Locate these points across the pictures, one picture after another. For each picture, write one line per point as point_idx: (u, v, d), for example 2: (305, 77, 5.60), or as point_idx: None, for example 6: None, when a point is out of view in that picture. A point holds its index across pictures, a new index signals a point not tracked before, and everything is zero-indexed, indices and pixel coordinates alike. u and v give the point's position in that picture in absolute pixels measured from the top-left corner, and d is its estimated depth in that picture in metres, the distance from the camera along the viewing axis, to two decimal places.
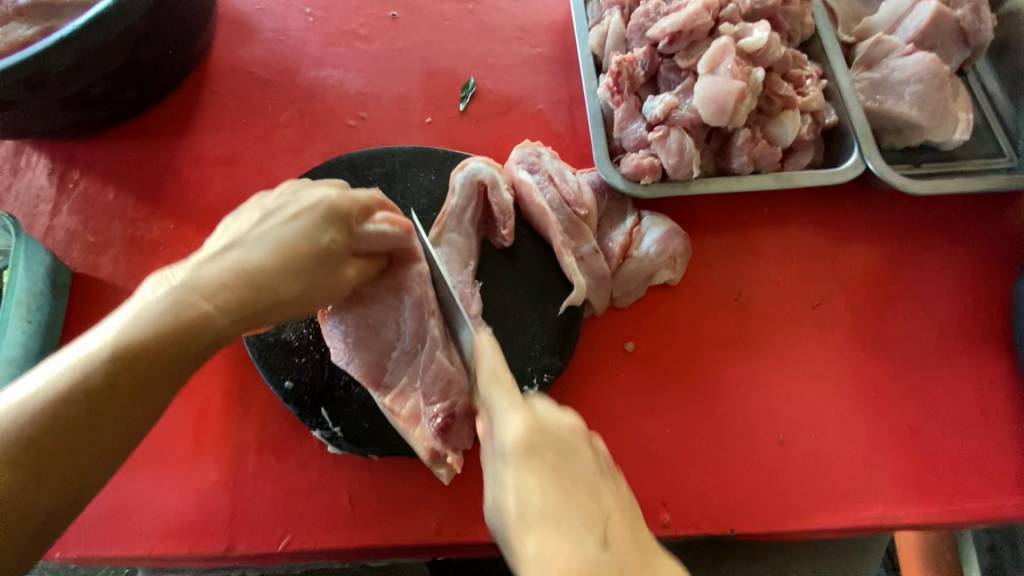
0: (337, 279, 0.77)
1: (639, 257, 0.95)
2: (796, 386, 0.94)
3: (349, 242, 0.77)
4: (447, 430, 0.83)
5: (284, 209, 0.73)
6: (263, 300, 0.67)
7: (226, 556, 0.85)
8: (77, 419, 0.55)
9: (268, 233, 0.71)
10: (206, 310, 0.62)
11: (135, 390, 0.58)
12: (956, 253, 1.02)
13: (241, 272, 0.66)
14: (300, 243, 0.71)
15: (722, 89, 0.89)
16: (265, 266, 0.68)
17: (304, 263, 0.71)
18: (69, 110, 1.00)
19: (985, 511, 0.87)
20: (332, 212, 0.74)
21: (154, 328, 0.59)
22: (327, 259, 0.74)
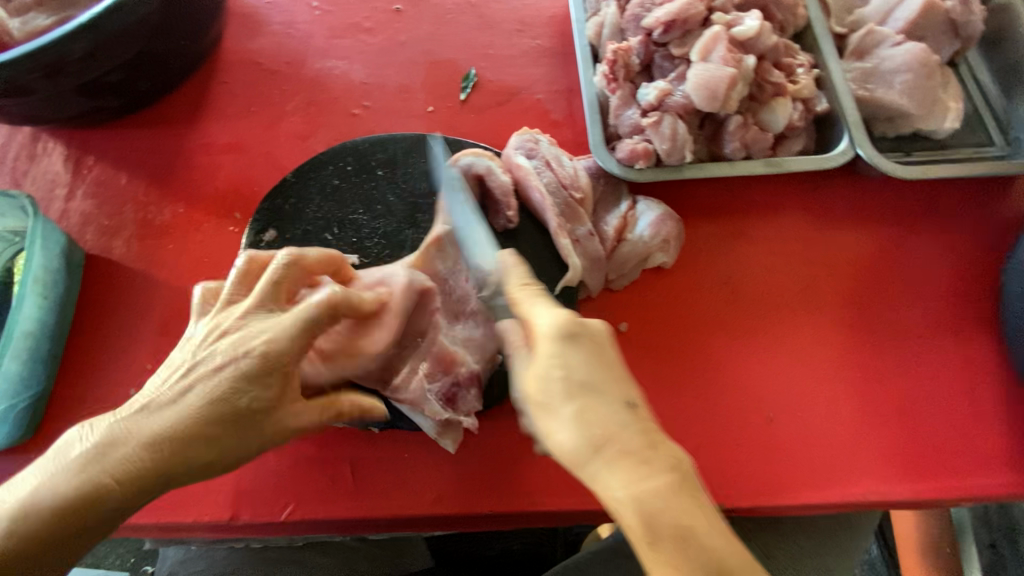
0: (255, 428, 0.69)
1: (634, 240, 0.97)
2: (786, 367, 0.96)
3: (280, 390, 0.69)
4: (454, 401, 0.87)
5: (228, 342, 0.69)
6: (191, 458, 0.66)
7: (231, 525, 0.88)
8: (42, 535, 0.61)
9: (198, 378, 0.68)
10: (165, 455, 0.65)
11: (91, 520, 0.63)
12: (946, 238, 1.03)
13: (178, 421, 0.66)
14: (226, 402, 0.67)
15: (714, 76, 0.91)
16: (201, 417, 0.66)
17: (240, 405, 0.67)
18: (85, 97, 1.04)
19: (972, 488, 0.89)
20: (263, 362, 0.68)
21: (96, 476, 0.63)
22: (255, 409, 0.68)
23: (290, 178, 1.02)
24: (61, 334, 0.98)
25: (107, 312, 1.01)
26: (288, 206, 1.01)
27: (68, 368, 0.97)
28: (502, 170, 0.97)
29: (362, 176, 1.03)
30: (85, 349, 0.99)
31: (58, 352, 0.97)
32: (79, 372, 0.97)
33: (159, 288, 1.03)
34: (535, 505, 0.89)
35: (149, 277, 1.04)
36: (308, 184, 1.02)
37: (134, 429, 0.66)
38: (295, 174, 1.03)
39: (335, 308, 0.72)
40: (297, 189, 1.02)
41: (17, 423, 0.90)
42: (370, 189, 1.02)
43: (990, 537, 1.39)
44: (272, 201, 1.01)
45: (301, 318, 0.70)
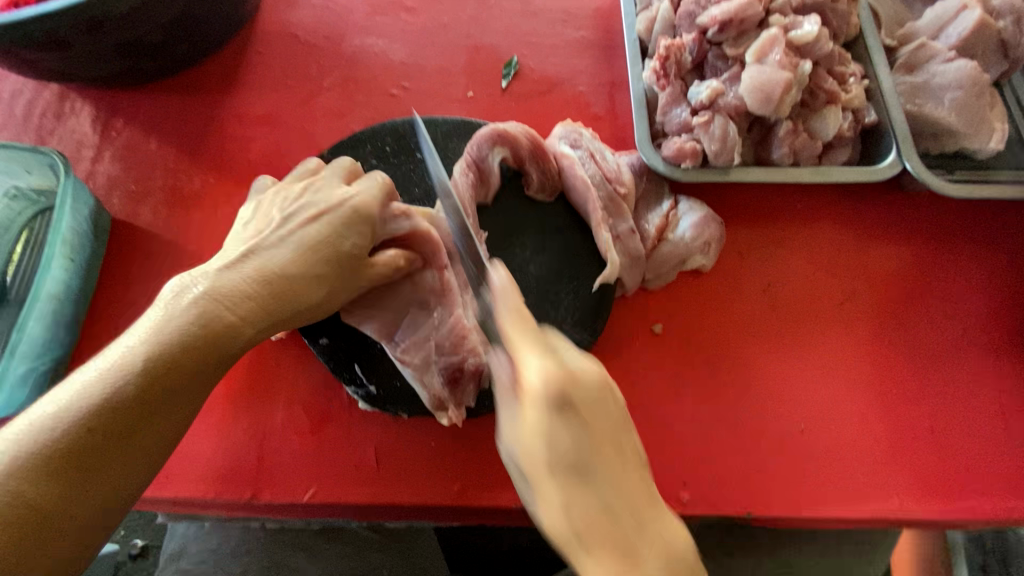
0: (356, 278, 0.79)
1: (675, 240, 0.96)
2: (818, 377, 0.95)
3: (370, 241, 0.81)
4: (456, 382, 0.85)
5: (307, 220, 0.77)
6: (290, 303, 0.74)
7: (250, 504, 0.87)
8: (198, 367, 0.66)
9: (287, 241, 0.76)
10: (238, 322, 0.69)
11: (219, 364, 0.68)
12: (984, 258, 1.03)
13: (285, 271, 0.74)
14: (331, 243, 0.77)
15: (770, 79, 0.89)
16: (285, 277, 0.74)
17: (330, 268, 0.77)
18: (120, 57, 1.01)
19: (998, 511, 0.89)
20: (354, 215, 0.79)
21: (190, 323, 0.66)
22: (347, 256, 0.78)
23: (327, 153, 1.00)
24: (83, 300, 0.95)
25: (131, 279, 0.99)
26: None
27: (89, 334, 0.95)
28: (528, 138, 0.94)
29: (400, 157, 1.01)
30: (107, 315, 0.97)
31: (81, 317, 0.95)
32: (102, 337, 0.95)
33: (186, 258, 1.01)
34: None
35: (177, 246, 1.02)
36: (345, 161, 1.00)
37: (217, 294, 0.69)
38: (332, 150, 1.01)
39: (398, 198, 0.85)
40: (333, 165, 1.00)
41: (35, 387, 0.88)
42: (408, 170, 1.00)
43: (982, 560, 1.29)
44: None
45: (375, 191, 0.81)
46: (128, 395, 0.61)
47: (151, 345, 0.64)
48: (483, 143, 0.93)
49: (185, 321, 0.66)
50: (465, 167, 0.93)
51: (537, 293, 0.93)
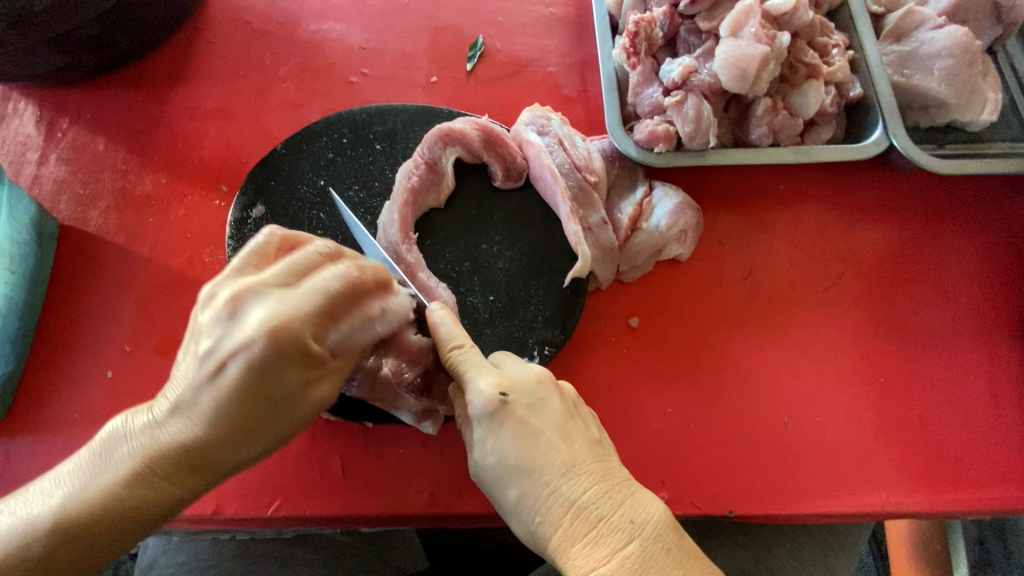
0: (301, 413, 0.59)
1: (649, 229, 0.91)
2: (801, 368, 0.91)
3: (319, 363, 0.58)
4: (428, 388, 0.81)
5: (232, 355, 0.54)
6: (216, 462, 0.58)
7: (213, 519, 0.83)
8: (122, 527, 0.56)
9: (213, 385, 0.55)
10: (157, 489, 0.56)
11: (150, 519, 0.57)
12: (975, 237, 0.98)
13: (217, 425, 0.56)
14: (259, 389, 0.55)
15: (744, 54, 0.83)
16: (210, 431, 0.56)
17: (261, 417, 0.57)
18: (55, 52, 0.95)
19: (988, 501, 0.85)
20: (280, 348, 0.54)
21: (113, 490, 0.55)
22: (286, 394, 0.57)
23: (280, 148, 0.95)
24: (31, 312, 0.91)
25: (82, 287, 0.95)
26: (277, 179, 0.93)
27: (40, 347, 0.91)
28: (472, 129, 0.91)
29: (358, 149, 0.96)
30: (60, 327, 0.92)
31: (30, 331, 0.91)
32: (53, 351, 0.91)
33: (139, 264, 0.96)
34: None
35: (128, 252, 0.97)
36: (300, 156, 0.95)
37: (146, 448, 0.56)
38: (285, 145, 0.95)
39: (339, 298, 0.58)
40: (287, 160, 0.94)
41: None
42: (367, 163, 0.95)
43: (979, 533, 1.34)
44: (262, 175, 0.93)
45: (320, 298, 0.57)
46: (37, 556, 0.54)
47: (76, 501, 0.55)
48: (433, 145, 0.91)
49: (109, 483, 0.55)
50: (413, 165, 0.90)
51: (504, 291, 0.89)
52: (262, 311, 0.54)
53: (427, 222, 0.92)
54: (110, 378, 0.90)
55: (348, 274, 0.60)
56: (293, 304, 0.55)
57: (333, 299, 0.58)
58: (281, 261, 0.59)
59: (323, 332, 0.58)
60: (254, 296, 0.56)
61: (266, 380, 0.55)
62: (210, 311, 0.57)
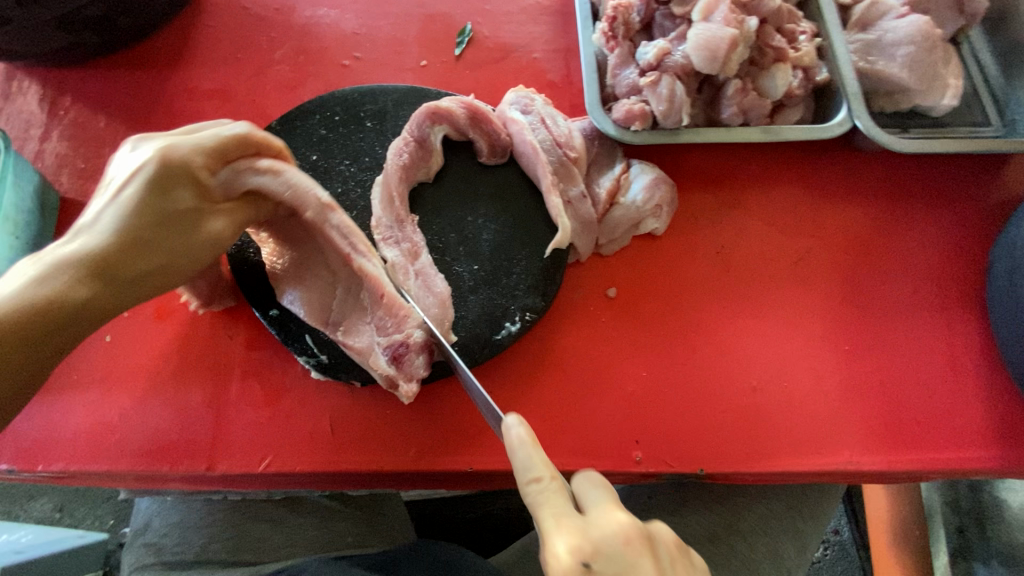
0: (196, 234, 0.73)
1: (626, 204, 0.96)
2: (769, 337, 0.96)
3: (207, 193, 0.73)
4: (400, 359, 0.82)
5: (148, 164, 0.69)
6: (122, 271, 0.68)
7: (207, 475, 0.87)
8: (35, 325, 0.63)
9: (115, 202, 0.68)
10: (66, 288, 0.65)
11: (67, 325, 0.66)
12: (937, 216, 1.03)
13: (119, 231, 0.68)
14: (151, 204, 0.69)
15: (714, 36, 0.88)
16: (116, 241, 0.67)
17: (160, 230, 0.70)
18: (59, 31, 0.99)
19: (945, 461, 0.90)
20: (165, 168, 0.69)
21: (24, 297, 0.63)
22: (181, 211, 0.71)
23: (275, 125, 0.99)
24: None
25: None
26: None
27: None
28: (459, 108, 0.95)
29: (349, 126, 1.00)
30: None
31: None
32: None
33: None
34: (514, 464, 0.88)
35: None
36: (294, 132, 0.99)
37: (52, 264, 0.65)
38: (280, 122, 1.00)
39: (236, 146, 0.75)
40: (282, 136, 0.99)
41: None
42: (359, 139, 0.99)
43: (958, 521, 1.39)
44: None
45: (212, 139, 0.73)
46: None
47: None
48: (422, 122, 0.94)
49: (14, 289, 0.63)
50: (403, 142, 0.93)
51: (488, 260, 0.93)
52: (155, 145, 0.70)
53: (416, 196, 0.96)
54: (108, 342, 0.93)
55: (250, 131, 0.77)
56: (182, 143, 0.71)
57: (225, 139, 0.74)
58: (194, 128, 0.77)
59: (215, 165, 0.74)
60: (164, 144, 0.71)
61: (159, 195, 0.69)
62: (124, 162, 0.71)
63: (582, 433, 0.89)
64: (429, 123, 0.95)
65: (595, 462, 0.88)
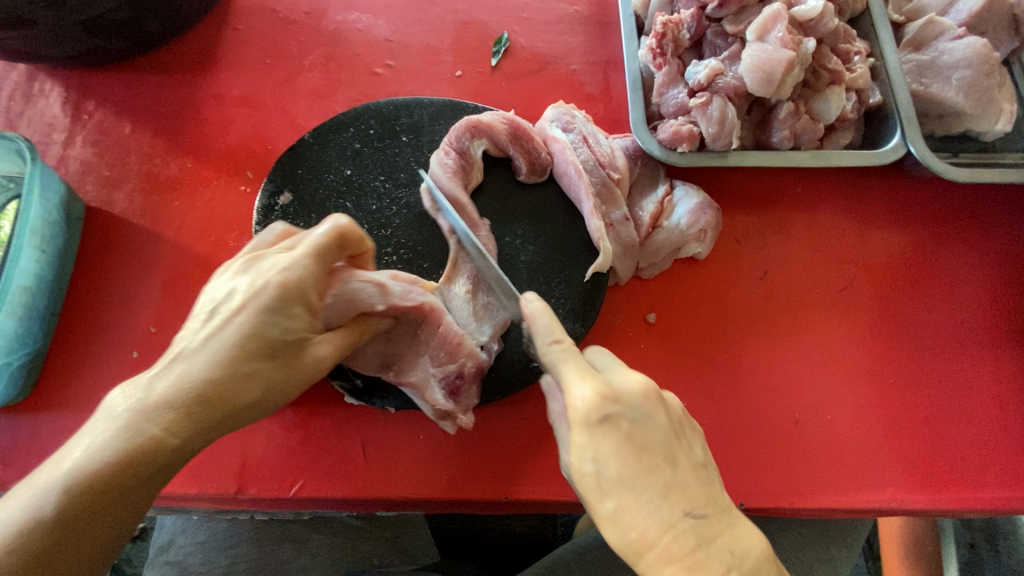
0: (302, 365, 0.67)
1: (670, 227, 0.93)
2: (811, 368, 0.93)
3: (314, 320, 0.68)
4: (456, 392, 0.83)
5: (254, 293, 0.63)
6: (225, 408, 0.61)
7: (236, 499, 0.85)
8: (134, 468, 0.55)
9: (219, 335, 0.62)
10: (162, 435, 0.57)
11: (164, 470, 0.58)
12: (984, 246, 1.00)
13: (223, 366, 0.61)
14: (256, 332, 0.63)
15: (770, 58, 0.85)
16: (218, 376, 0.61)
17: (261, 363, 0.63)
18: (86, 34, 0.96)
19: (990, 501, 0.88)
20: (282, 293, 0.64)
21: (118, 444, 0.55)
22: (289, 339, 0.65)
23: (308, 137, 0.96)
24: (59, 292, 0.92)
25: (108, 269, 0.96)
26: (304, 168, 0.94)
27: (66, 326, 0.92)
28: (499, 123, 0.92)
29: (385, 140, 0.97)
30: (85, 307, 0.94)
31: (57, 309, 0.92)
32: (78, 331, 0.92)
33: (165, 247, 0.97)
34: (550, 494, 0.86)
35: (154, 234, 0.98)
36: (327, 145, 0.96)
37: (150, 394, 0.58)
38: (313, 134, 0.97)
39: (333, 248, 0.68)
40: (315, 149, 0.96)
41: (9, 381, 0.85)
42: (394, 154, 0.96)
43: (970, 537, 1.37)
44: (290, 162, 0.95)
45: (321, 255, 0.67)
46: (51, 513, 0.52)
47: (90, 454, 0.54)
48: (462, 135, 0.92)
49: (114, 435, 0.55)
50: (445, 152, 0.91)
51: (526, 284, 0.91)
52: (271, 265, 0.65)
53: None
54: (135, 359, 0.91)
55: (339, 227, 0.69)
56: (296, 265, 0.65)
57: (327, 241, 0.68)
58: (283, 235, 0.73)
59: (322, 288, 0.69)
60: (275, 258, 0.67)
61: (260, 327, 0.63)
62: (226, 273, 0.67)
63: None
64: (468, 135, 0.92)
65: None
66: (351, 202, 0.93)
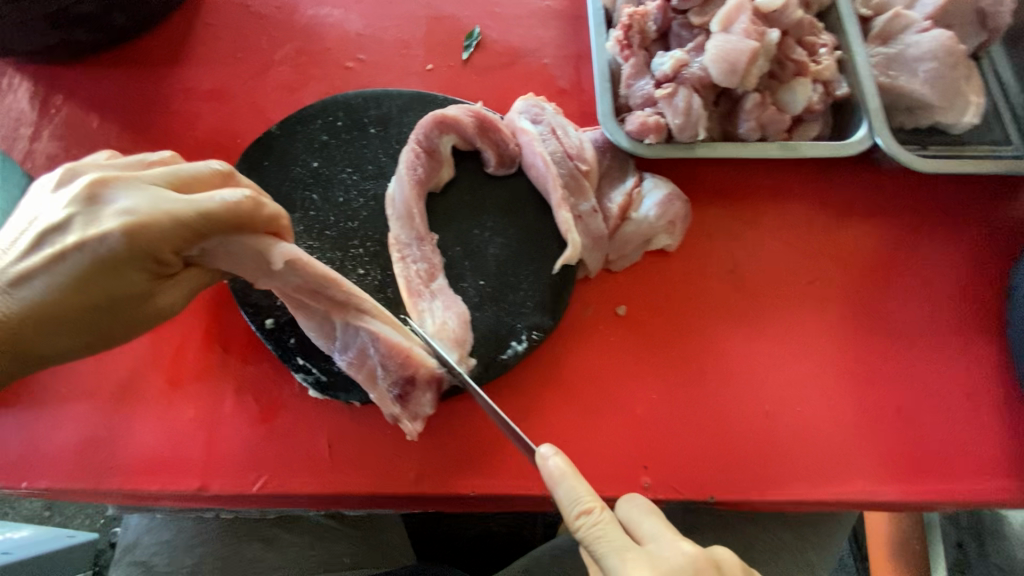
0: (149, 310, 0.70)
1: (639, 219, 0.93)
2: (782, 359, 0.93)
3: (166, 270, 0.69)
4: (405, 397, 0.81)
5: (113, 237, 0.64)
6: (58, 333, 0.67)
7: (198, 495, 0.83)
8: None
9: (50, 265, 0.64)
10: None
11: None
12: (953, 237, 1.01)
13: (48, 298, 0.65)
14: (93, 276, 0.65)
15: (734, 48, 0.85)
16: (43, 303, 0.65)
17: (95, 301, 0.66)
18: (52, 27, 0.95)
19: (961, 492, 0.87)
20: (128, 249, 0.64)
21: None
22: (132, 289, 0.67)
23: (275, 129, 0.96)
24: None
25: None
26: (271, 160, 0.94)
27: None
28: (467, 117, 0.92)
29: (352, 133, 0.96)
30: None
31: None
32: None
33: None
34: (515, 488, 0.85)
35: None
36: (295, 137, 0.96)
37: None
38: (281, 126, 0.96)
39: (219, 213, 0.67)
40: (282, 141, 0.95)
41: None
42: (363, 146, 0.96)
43: (957, 536, 1.37)
44: (257, 154, 0.94)
45: (185, 217, 0.65)
46: None
47: None
48: (429, 131, 0.91)
49: None
50: (413, 154, 0.90)
51: (493, 276, 0.90)
52: (129, 208, 0.64)
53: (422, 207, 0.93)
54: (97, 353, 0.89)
55: (246, 197, 0.69)
56: (154, 223, 0.64)
57: (215, 211, 0.67)
58: (177, 171, 0.69)
59: (182, 247, 0.67)
60: (136, 207, 0.64)
61: (101, 275, 0.65)
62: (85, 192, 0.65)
63: (589, 457, 0.86)
64: (436, 131, 0.91)
65: (601, 487, 0.85)
66: (317, 194, 0.92)
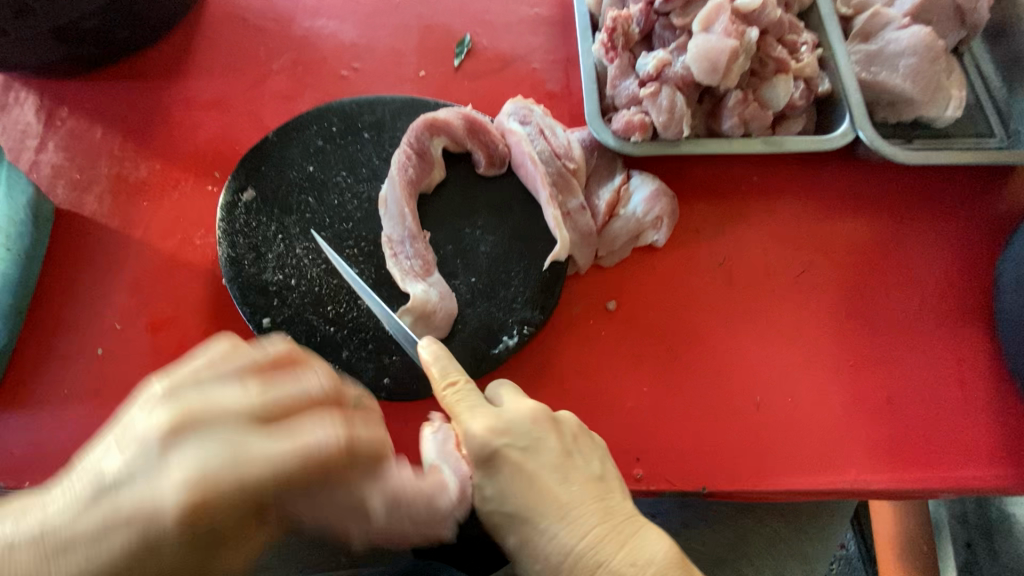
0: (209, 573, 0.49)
1: (626, 215, 0.95)
2: (772, 351, 0.94)
3: (245, 519, 0.48)
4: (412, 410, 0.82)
5: (137, 491, 0.46)
6: None
7: None
8: None
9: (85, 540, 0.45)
10: None
11: None
12: (941, 228, 1.02)
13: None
14: (144, 537, 0.45)
15: (715, 47, 0.88)
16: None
17: (128, 564, 0.45)
18: (57, 42, 0.99)
19: (954, 479, 0.88)
20: (195, 512, 0.45)
21: None
22: (200, 535, 0.46)
23: (271, 136, 0.98)
24: (26, 291, 0.94)
25: (76, 268, 0.97)
26: (267, 165, 0.96)
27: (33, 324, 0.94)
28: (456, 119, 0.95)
29: (346, 138, 0.99)
30: (53, 306, 0.95)
31: (23, 308, 0.93)
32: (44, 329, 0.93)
33: (132, 245, 0.99)
34: None
35: (121, 235, 1.00)
36: (291, 142, 0.98)
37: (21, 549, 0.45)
38: (276, 132, 0.99)
39: (273, 418, 0.50)
40: (278, 147, 0.98)
41: None
42: (357, 150, 0.98)
43: (966, 535, 1.37)
44: (253, 160, 0.97)
45: (279, 473, 0.47)
46: None
47: None
48: (420, 133, 0.94)
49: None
50: (404, 155, 0.93)
51: (485, 273, 0.92)
52: (193, 467, 0.46)
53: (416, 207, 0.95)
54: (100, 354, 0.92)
55: (340, 440, 0.49)
56: (224, 494, 0.46)
57: (296, 466, 0.47)
58: (269, 387, 0.51)
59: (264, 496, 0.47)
60: (209, 449, 0.47)
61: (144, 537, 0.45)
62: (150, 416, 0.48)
63: None
64: (427, 132, 0.94)
65: None
66: (313, 197, 0.94)
